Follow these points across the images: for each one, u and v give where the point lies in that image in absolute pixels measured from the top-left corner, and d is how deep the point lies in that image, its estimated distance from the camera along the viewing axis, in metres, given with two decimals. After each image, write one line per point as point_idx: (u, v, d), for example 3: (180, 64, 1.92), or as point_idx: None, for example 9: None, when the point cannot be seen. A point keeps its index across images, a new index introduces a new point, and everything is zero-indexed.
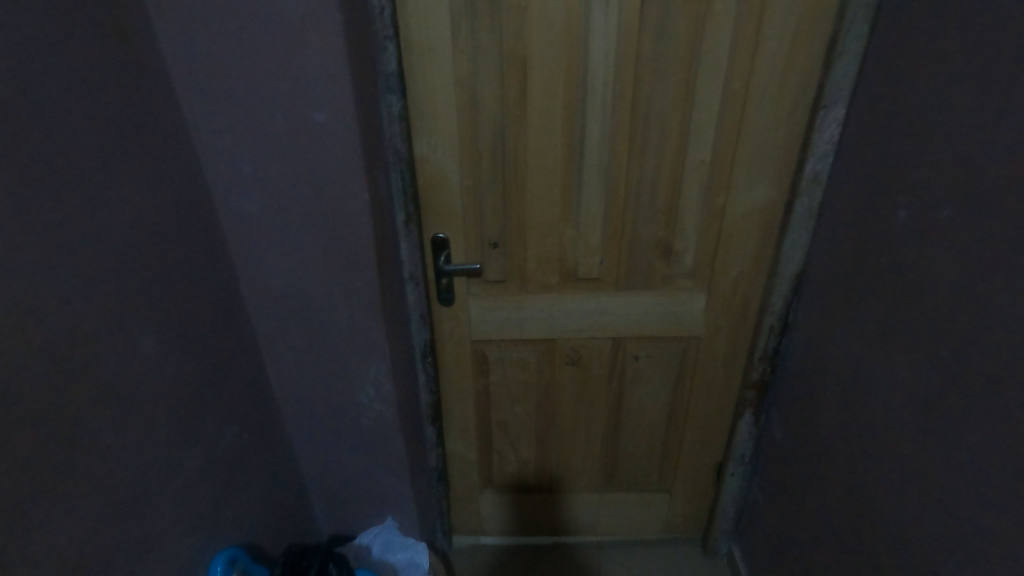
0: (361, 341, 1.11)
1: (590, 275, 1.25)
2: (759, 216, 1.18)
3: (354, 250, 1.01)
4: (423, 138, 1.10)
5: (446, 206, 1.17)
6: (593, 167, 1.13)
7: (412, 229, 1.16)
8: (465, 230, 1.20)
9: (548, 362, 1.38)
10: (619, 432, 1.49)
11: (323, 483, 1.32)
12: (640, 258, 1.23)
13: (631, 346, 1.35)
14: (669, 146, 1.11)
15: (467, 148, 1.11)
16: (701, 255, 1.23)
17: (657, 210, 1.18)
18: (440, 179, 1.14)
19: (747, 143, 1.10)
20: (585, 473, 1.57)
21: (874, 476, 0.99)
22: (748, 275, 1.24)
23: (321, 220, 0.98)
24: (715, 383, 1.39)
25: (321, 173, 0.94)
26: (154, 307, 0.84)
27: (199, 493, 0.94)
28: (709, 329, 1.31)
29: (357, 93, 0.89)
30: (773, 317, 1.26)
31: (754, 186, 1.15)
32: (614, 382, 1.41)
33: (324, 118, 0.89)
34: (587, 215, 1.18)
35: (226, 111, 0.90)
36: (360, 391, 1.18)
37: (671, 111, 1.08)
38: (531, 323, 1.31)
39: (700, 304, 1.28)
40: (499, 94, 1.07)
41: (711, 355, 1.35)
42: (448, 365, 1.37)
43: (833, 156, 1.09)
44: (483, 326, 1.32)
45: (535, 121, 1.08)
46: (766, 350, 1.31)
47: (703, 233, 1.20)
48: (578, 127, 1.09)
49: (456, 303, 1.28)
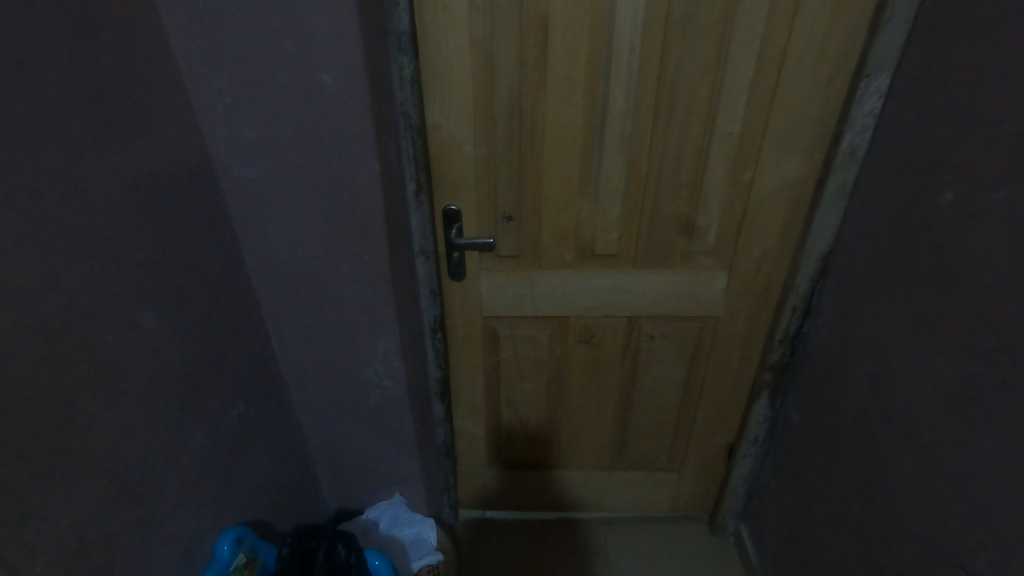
0: (369, 316, 1.07)
1: (607, 251, 1.20)
2: (788, 192, 1.11)
3: (363, 221, 0.96)
4: (435, 104, 1.04)
5: (459, 177, 1.12)
6: (614, 138, 1.06)
7: (423, 201, 1.11)
8: (477, 202, 1.15)
9: (560, 340, 1.35)
10: (631, 411, 1.46)
11: (330, 458, 1.31)
12: (659, 235, 1.18)
13: (646, 325, 1.31)
14: (697, 116, 1.04)
15: (481, 116, 1.06)
16: (723, 232, 1.17)
17: (680, 183, 1.11)
18: (453, 147, 1.08)
19: (780, 114, 1.03)
20: (594, 451, 1.55)
21: (896, 467, 0.96)
22: (773, 254, 1.18)
23: (328, 190, 0.93)
24: (730, 365, 1.36)
25: (329, 140, 0.88)
26: (154, 280, 0.79)
27: (204, 471, 0.92)
28: (728, 310, 1.27)
29: (366, 52, 0.83)
30: (796, 300, 1.20)
31: (784, 160, 1.08)
32: (627, 361, 1.37)
33: (331, 77, 0.83)
34: (606, 189, 1.12)
35: (227, 70, 0.83)
36: (369, 368, 1.15)
37: (700, 79, 1.01)
38: (544, 300, 1.27)
39: (719, 284, 1.23)
40: (516, 57, 1.00)
41: (729, 336, 1.31)
42: (458, 340, 1.34)
43: (872, 129, 1.01)
44: (495, 302, 1.28)
45: (554, 88, 1.02)
46: (787, 332, 1.25)
47: (727, 209, 1.14)
48: (600, 95, 1.03)
49: (466, 277, 1.24)
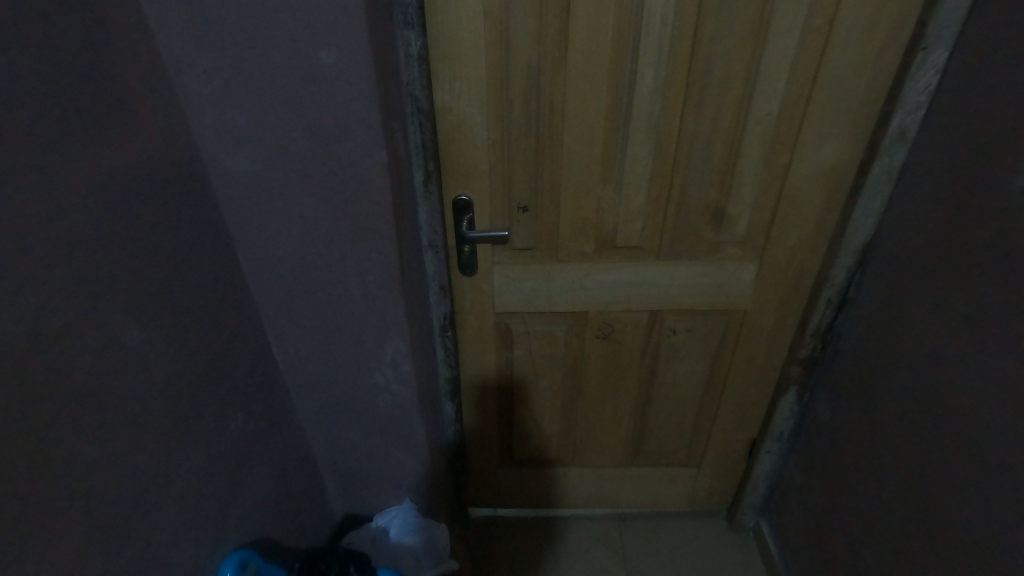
0: (376, 318, 0.99)
1: (630, 243, 1.12)
2: (828, 177, 1.03)
3: (368, 216, 0.87)
4: (445, 84, 0.94)
5: (471, 165, 1.03)
6: (640, 120, 0.97)
7: (432, 192, 1.01)
8: (490, 191, 1.06)
9: (577, 335, 1.27)
10: (649, 407, 1.40)
11: (336, 464, 1.24)
12: (686, 225, 1.10)
13: (669, 320, 1.23)
14: (732, 94, 0.95)
15: (495, 97, 0.96)
16: (755, 221, 1.09)
17: (711, 169, 1.03)
18: (464, 132, 0.99)
19: (823, 91, 0.94)
20: (610, 448, 1.49)
21: (942, 472, 0.90)
22: (807, 243, 1.11)
23: (330, 182, 0.84)
24: (756, 359, 1.29)
25: (331, 127, 0.79)
26: (141, 286, 0.71)
27: (203, 492, 0.85)
28: (756, 302, 1.19)
29: (370, 26, 0.73)
30: (831, 292, 1.13)
31: (824, 142, 0.99)
32: (648, 356, 1.30)
33: (333, 55, 0.73)
34: (631, 176, 1.03)
35: (214, 48, 0.74)
36: (376, 372, 1.07)
37: (737, 53, 0.91)
38: (560, 294, 1.19)
39: (749, 275, 1.16)
40: (534, 30, 0.90)
41: (756, 329, 1.24)
42: (469, 337, 1.27)
43: (925, 108, 0.92)
44: (509, 297, 1.20)
45: (577, 65, 0.92)
46: (819, 326, 1.18)
47: (760, 196, 1.06)
48: (627, 72, 0.93)
49: (478, 272, 1.16)
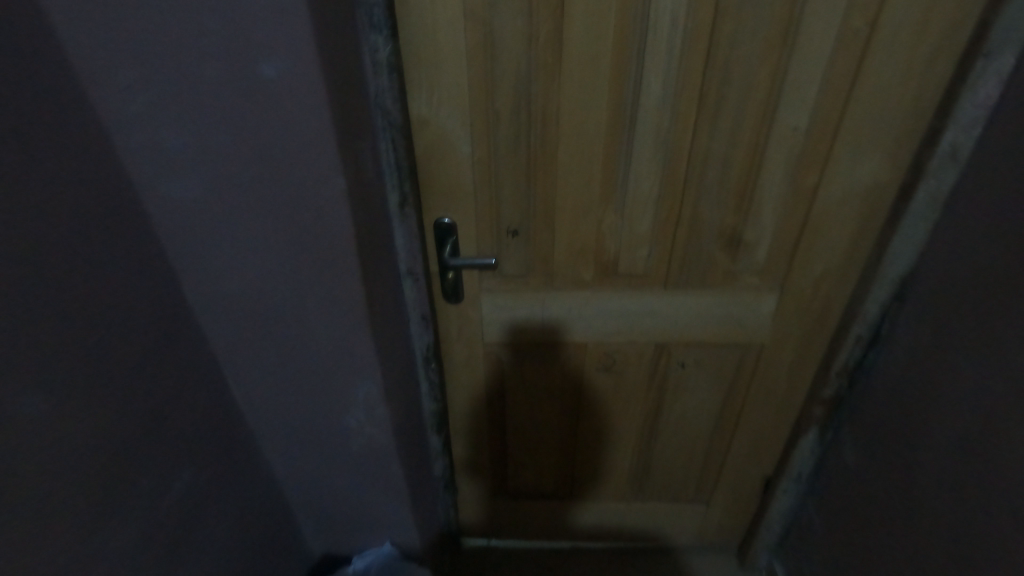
0: (344, 359, 0.88)
1: (634, 270, 1.00)
2: (862, 201, 0.89)
3: (329, 249, 0.75)
4: (421, 95, 0.82)
5: (454, 185, 0.91)
6: (647, 135, 0.84)
7: (409, 215, 0.90)
8: (476, 214, 0.94)
9: (575, 368, 1.16)
10: (655, 442, 1.28)
11: (310, 506, 1.13)
12: (698, 252, 0.97)
13: (677, 352, 1.11)
14: (754, 107, 0.82)
15: (479, 109, 0.84)
16: (776, 249, 0.96)
17: (728, 190, 0.90)
18: (445, 149, 0.87)
19: (861, 103, 0.81)
20: (612, 482, 1.37)
21: (989, 551, 0.77)
22: (835, 273, 0.98)
23: (286, 212, 0.72)
24: (774, 395, 1.16)
25: (282, 150, 0.67)
26: (41, 345, 0.59)
27: (135, 565, 0.75)
28: (776, 335, 1.07)
29: (319, 32, 0.61)
30: (861, 327, 1.00)
31: (860, 162, 0.86)
32: (653, 390, 1.18)
33: (275, 68, 0.61)
34: (635, 198, 0.91)
35: (130, 60, 0.61)
36: (348, 415, 0.96)
37: (762, 58, 0.78)
38: (556, 324, 1.08)
39: (768, 306, 1.03)
40: (524, 32, 0.77)
41: (775, 364, 1.11)
42: (456, 368, 1.16)
43: (982, 125, 0.78)
44: (499, 327, 1.09)
45: (573, 73, 0.80)
46: (846, 364, 1.05)
47: (783, 221, 0.92)
48: (632, 82, 0.80)
49: (465, 299, 1.05)
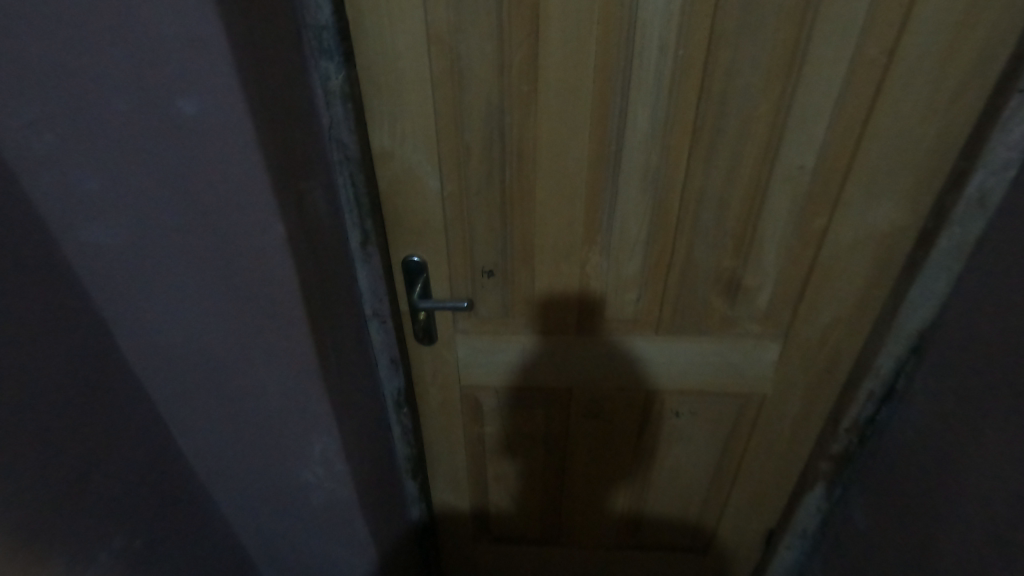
0: (297, 413, 0.78)
1: (622, 314, 0.91)
2: (876, 246, 0.80)
3: (273, 302, 0.66)
4: (384, 125, 0.74)
5: (423, 221, 0.83)
6: (634, 172, 0.76)
7: (372, 254, 0.83)
8: (448, 252, 0.86)
9: (561, 413, 1.07)
10: (648, 491, 1.18)
11: (273, 560, 1.04)
12: (693, 296, 0.88)
13: (671, 400, 1.02)
14: (754, 143, 0.73)
15: (448, 141, 0.76)
16: (780, 294, 0.86)
17: (726, 231, 0.81)
18: (411, 184, 0.79)
19: (876, 141, 0.71)
20: (602, 531, 1.27)
21: None
22: (845, 322, 0.88)
23: (225, 259, 0.63)
24: (776, 445, 1.07)
25: (214, 193, 0.58)
26: None
27: None
28: (779, 385, 0.98)
29: (244, 62, 0.52)
30: (873, 382, 0.90)
31: (874, 204, 0.76)
32: (646, 438, 1.09)
33: (195, 104, 0.52)
34: (622, 237, 0.82)
35: (30, 96, 0.52)
36: (305, 470, 0.86)
37: (763, 90, 0.69)
38: (539, 368, 0.99)
39: (771, 354, 0.94)
40: (494, 58, 0.69)
41: (777, 414, 1.02)
42: (432, 411, 1.07)
43: (1016, 167, 0.68)
44: (476, 370, 1.00)
45: (550, 103, 0.71)
46: (857, 420, 0.95)
47: (789, 265, 0.83)
48: (617, 114, 0.72)
49: (438, 341, 0.96)
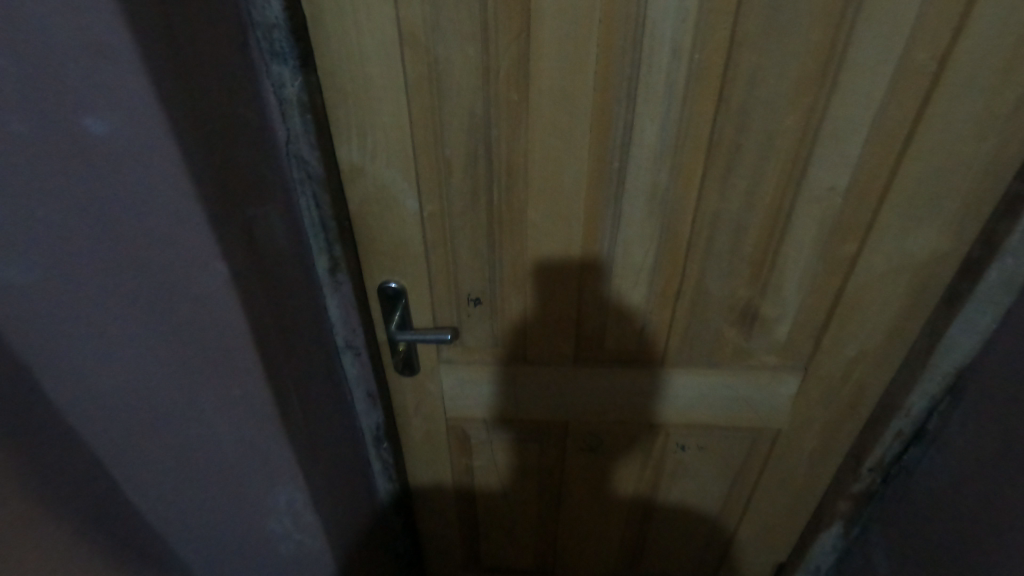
0: (256, 464, 0.68)
1: (624, 344, 0.82)
2: (912, 276, 0.71)
3: (218, 349, 0.57)
4: (352, 139, 0.65)
5: (400, 245, 0.73)
6: (640, 192, 0.66)
7: (343, 281, 0.74)
8: (429, 279, 0.76)
9: (556, 446, 0.98)
10: (650, 527, 1.09)
11: None
12: (703, 327, 0.79)
13: (676, 434, 0.94)
14: (778, 162, 0.63)
15: (427, 156, 0.66)
16: (801, 326, 0.77)
17: (743, 258, 0.71)
18: (386, 204, 0.69)
19: (919, 159, 0.62)
20: (600, 566, 1.19)
21: None
22: (873, 356, 0.79)
23: (170, 302, 0.52)
24: (790, 482, 0.98)
25: (148, 227, 0.48)
26: None
27: None
28: (796, 420, 0.89)
29: (162, 70, 0.42)
30: (902, 420, 0.81)
31: (911, 230, 0.67)
32: (648, 472, 1.00)
33: (106, 123, 0.42)
34: (625, 263, 0.73)
35: None
36: (270, 525, 0.75)
37: (790, 101, 0.59)
38: (531, 401, 0.90)
39: (788, 389, 0.85)
40: (478, 62, 0.59)
41: (792, 450, 0.93)
42: (416, 445, 0.98)
43: None
44: (463, 402, 0.91)
45: (543, 114, 0.62)
46: (882, 459, 0.87)
47: (812, 294, 0.74)
48: (620, 128, 0.62)
49: (421, 372, 0.87)
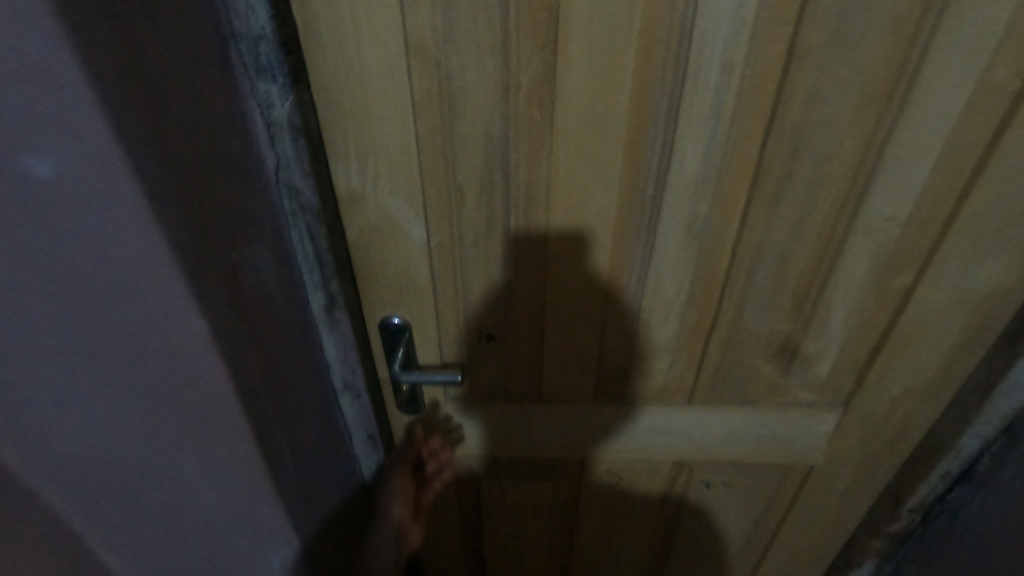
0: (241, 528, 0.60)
1: (649, 381, 0.75)
2: (969, 312, 0.64)
3: (200, 419, 0.48)
4: (349, 164, 0.57)
5: (403, 278, 0.65)
6: (675, 221, 0.59)
7: (341, 319, 0.66)
8: (436, 313, 0.69)
9: (570, 484, 0.91)
10: (667, 564, 1.03)
11: None
12: (736, 363, 0.72)
13: (700, 471, 0.87)
14: (832, 189, 0.56)
15: (435, 182, 0.58)
16: (843, 362, 0.71)
17: (785, 291, 0.64)
18: (388, 234, 0.62)
19: (989, 188, 0.55)
20: None
21: None
22: (920, 393, 0.72)
23: (140, 379, 0.43)
24: (819, 520, 0.92)
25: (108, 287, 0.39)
26: None
27: None
28: (831, 458, 0.82)
29: (121, 102, 0.35)
30: (950, 461, 0.76)
31: (973, 264, 0.61)
32: (667, 509, 0.94)
33: (51, 165, 0.34)
34: (653, 297, 0.65)
35: None
36: None
37: (851, 123, 0.52)
38: (545, 439, 0.83)
39: (825, 426, 0.78)
40: (497, 78, 0.51)
41: (824, 487, 0.87)
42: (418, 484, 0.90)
43: None
44: (470, 441, 0.83)
45: (570, 136, 0.54)
46: (924, 501, 0.81)
47: (857, 329, 0.67)
48: (656, 151, 0.55)
49: (425, 410, 0.79)
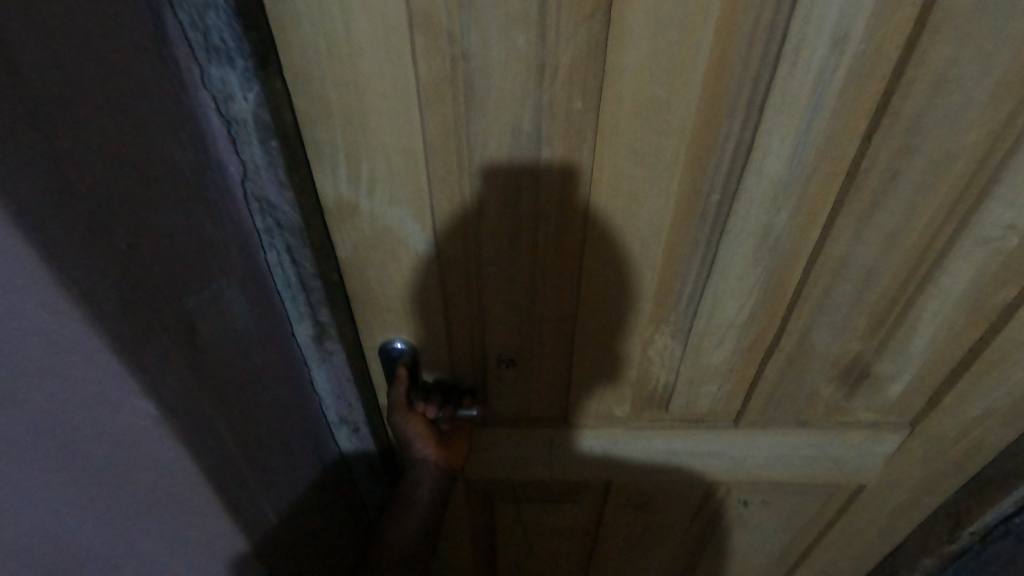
0: None
1: (690, 404, 0.65)
2: None
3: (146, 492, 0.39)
4: (338, 166, 0.45)
5: (408, 299, 0.54)
6: (742, 232, 0.48)
7: (333, 351, 0.54)
8: (446, 337, 0.58)
9: (595, 505, 0.82)
10: None
11: None
12: (793, 385, 0.62)
13: (738, 491, 0.78)
14: (940, 193, 0.45)
15: (447, 190, 0.46)
16: (916, 383, 0.61)
17: (863, 309, 0.54)
18: (389, 249, 0.50)
19: None
20: None
21: None
22: (1003, 416, 0.63)
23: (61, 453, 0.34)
24: (863, 536, 0.84)
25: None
26: None
27: None
28: (887, 478, 0.74)
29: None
30: None
31: None
32: (696, 526, 0.86)
33: None
34: (706, 316, 0.55)
35: None
36: None
37: (981, 113, 0.41)
38: (569, 466, 0.73)
39: (885, 447, 0.69)
40: (529, 58, 0.39)
41: (873, 506, 0.78)
42: None
43: None
44: (484, 469, 0.73)
45: (619, 131, 0.43)
46: (987, 522, 0.72)
47: (940, 350, 0.58)
48: (728, 150, 0.43)
49: None
